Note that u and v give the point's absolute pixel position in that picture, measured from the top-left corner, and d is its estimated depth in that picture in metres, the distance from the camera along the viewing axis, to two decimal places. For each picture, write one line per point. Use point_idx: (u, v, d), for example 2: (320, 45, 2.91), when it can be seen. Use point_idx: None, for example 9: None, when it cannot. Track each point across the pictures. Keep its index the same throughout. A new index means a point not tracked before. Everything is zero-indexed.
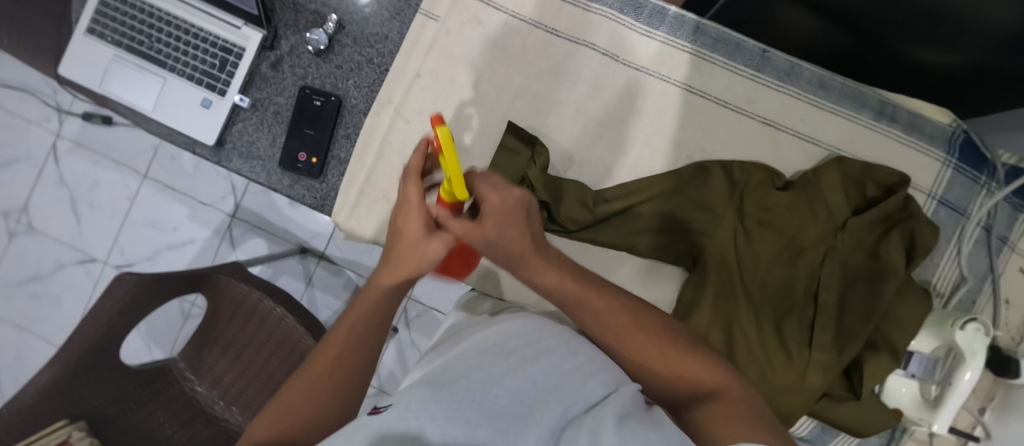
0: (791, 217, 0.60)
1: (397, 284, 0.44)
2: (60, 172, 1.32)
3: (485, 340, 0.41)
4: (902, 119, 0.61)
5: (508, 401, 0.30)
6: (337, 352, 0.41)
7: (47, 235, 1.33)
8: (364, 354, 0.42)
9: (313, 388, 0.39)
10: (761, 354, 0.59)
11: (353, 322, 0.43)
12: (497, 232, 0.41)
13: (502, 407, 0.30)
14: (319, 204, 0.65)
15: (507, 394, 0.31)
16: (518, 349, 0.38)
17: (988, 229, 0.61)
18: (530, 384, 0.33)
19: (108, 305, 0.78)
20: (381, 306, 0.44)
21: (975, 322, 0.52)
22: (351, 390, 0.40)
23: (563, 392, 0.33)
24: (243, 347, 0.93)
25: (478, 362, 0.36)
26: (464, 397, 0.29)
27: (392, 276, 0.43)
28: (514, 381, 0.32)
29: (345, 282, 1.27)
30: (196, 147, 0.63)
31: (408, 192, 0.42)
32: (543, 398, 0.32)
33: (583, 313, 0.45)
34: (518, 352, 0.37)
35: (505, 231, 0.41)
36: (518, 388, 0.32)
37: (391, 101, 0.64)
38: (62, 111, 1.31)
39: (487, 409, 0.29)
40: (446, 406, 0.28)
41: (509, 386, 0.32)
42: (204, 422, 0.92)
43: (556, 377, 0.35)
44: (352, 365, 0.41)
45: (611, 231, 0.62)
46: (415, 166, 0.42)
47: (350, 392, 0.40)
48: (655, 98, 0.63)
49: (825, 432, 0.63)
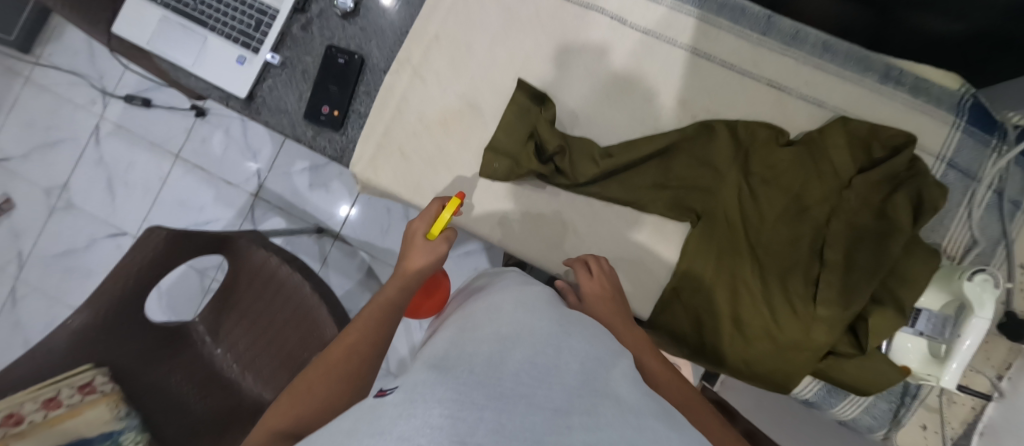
0: (796, 173, 0.61)
1: (403, 284, 0.57)
2: (100, 152, 1.40)
3: (479, 328, 0.42)
4: (908, 82, 0.62)
5: (509, 382, 0.30)
6: (352, 339, 0.52)
7: (85, 211, 1.40)
8: (373, 342, 0.52)
9: (331, 368, 0.49)
10: (766, 311, 0.60)
11: (370, 313, 0.55)
12: (595, 300, 0.56)
13: (506, 389, 0.30)
14: (339, 155, 0.69)
15: (507, 377, 0.31)
16: (513, 335, 0.38)
17: (999, 192, 0.61)
18: (529, 366, 0.33)
19: (139, 256, 0.84)
20: (394, 299, 0.56)
21: (984, 273, 0.51)
22: (363, 372, 0.49)
23: (559, 373, 0.33)
24: (258, 315, 0.95)
25: (475, 350, 0.36)
26: (469, 380, 0.30)
27: (402, 278, 0.58)
28: (511, 365, 0.33)
29: (358, 263, 1.31)
30: (230, 101, 0.69)
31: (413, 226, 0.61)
32: (540, 377, 0.32)
33: (653, 369, 0.50)
34: (514, 338, 0.38)
35: (604, 295, 0.57)
36: (518, 370, 0.32)
37: (409, 61, 0.66)
38: (107, 94, 1.40)
39: (491, 391, 0.29)
40: (453, 389, 0.29)
41: (509, 369, 0.32)
42: (220, 385, 0.93)
43: (552, 358, 0.35)
44: (367, 348, 0.51)
45: (616, 186, 0.64)
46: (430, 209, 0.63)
47: (359, 377, 0.49)
48: (663, 60, 0.65)
49: (830, 394, 0.62)
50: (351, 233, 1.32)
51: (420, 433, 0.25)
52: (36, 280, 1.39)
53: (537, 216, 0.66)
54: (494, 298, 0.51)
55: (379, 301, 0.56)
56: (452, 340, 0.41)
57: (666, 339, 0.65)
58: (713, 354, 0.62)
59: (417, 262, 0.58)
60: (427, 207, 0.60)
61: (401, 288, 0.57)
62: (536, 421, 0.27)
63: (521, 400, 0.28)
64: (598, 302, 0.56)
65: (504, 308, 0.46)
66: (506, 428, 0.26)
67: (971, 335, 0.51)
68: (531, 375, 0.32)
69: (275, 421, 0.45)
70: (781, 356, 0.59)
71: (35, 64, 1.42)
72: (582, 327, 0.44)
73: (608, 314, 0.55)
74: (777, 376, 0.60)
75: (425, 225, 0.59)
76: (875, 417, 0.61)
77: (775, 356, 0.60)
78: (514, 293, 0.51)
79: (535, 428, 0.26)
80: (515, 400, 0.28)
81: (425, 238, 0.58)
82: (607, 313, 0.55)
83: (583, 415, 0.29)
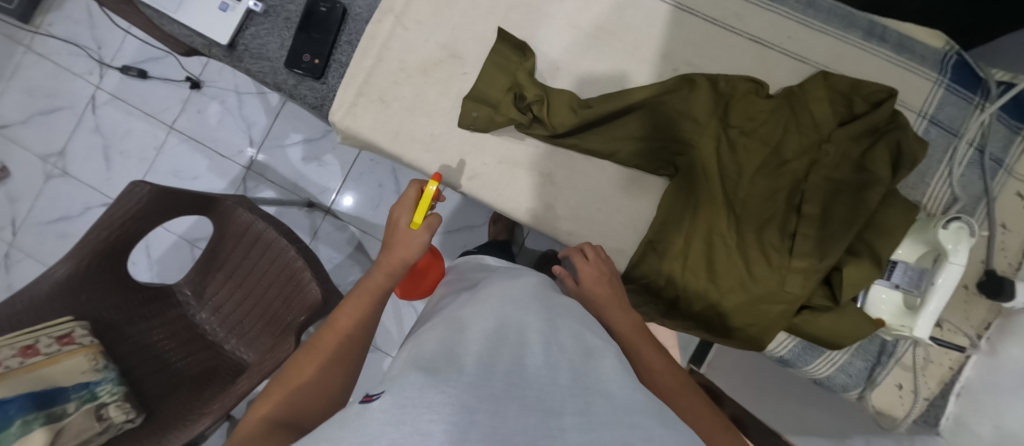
0: (774, 127, 0.61)
1: (392, 270, 0.57)
2: (97, 120, 1.37)
3: (465, 325, 0.44)
4: (891, 39, 0.62)
5: (502, 384, 0.33)
6: (343, 322, 0.52)
7: (78, 179, 1.36)
8: (363, 322, 0.53)
9: (325, 354, 0.49)
10: (741, 262, 0.61)
11: (358, 297, 0.55)
12: (592, 283, 0.58)
13: (497, 390, 0.32)
14: (319, 104, 0.70)
15: (499, 377, 0.34)
16: (500, 332, 0.41)
17: (981, 150, 0.60)
18: (519, 368, 0.36)
19: (122, 210, 0.78)
20: (382, 285, 0.57)
21: (959, 221, 0.51)
22: (355, 355, 0.51)
23: (550, 374, 0.36)
24: (245, 276, 0.93)
25: (465, 349, 0.38)
26: (461, 383, 0.32)
27: (387, 267, 0.57)
28: (503, 366, 0.35)
29: (349, 237, 1.31)
30: (211, 48, 0.69)
31: (397, 212, 0.59)
32: (531, 379, 0.35)
33: (638, 365, 0.51)
34: (501, 335, 0.40)
35: (594, 287, 0.58)
36: (508, 372, 0.35)
37: (392, 10, 0.67)
38: (104, 65, 1.37)
39: (483, 392, 0.31)
40: (445, 392, 0.31)
41: (500, 370, 0.35)
42: (201, 346, 0.92)
43: (542, 359, 0.37)
44: (355, 328, 0.52)
45: (595, 138, 0.64)
46: (410, 194, 0.60)
47: (351, 359, 0.51)
48: (645, 13, 0.66)
49: (806, 352, 0.64)
50: (342, 207, 1.31)
51: (408, 439, 0.27)
52: (28, 246, 1.36)
53: (517, 170, 0.67)
54: (489, 288, 0.53)
55: (365, 289, 0.56)
56: (439, 334, 0.43)
57: (640, 293, 0.65)
58: (689, 310, 0.64)
59: (403, 249, 0.58)
60: (407, 194, 0.60)
61: (389, 274, 0.57)
62: (525, 423, 0.29)
63: (514, 401, 0.31)
64: (591, 291, 0.58)
65: (490, 302, 0.48)
66: (497, 432, 0.28)
67: (938, 298, 0.51)
68: (522, 375, 0.35)
69: (260, 410, 0.46)
70: (753, 308, 0.60)
71: (36, 33, 1.38)
72: (569, 317, 0.46)
73: (604, 298, 0.58)
74: (751, 330, 0.61)
75: (407, 212, 0.59)
76: (850, 375, 0.63)
77: (748, 309, 0.60)
78: (501, 287, 0.52)
79: (525, 429, 0.29)
80: (508, 403, 0.31)
81: (412, 221, 0.58)
82: (603, 296, 0.58)
83: (576, 415, 0.32)
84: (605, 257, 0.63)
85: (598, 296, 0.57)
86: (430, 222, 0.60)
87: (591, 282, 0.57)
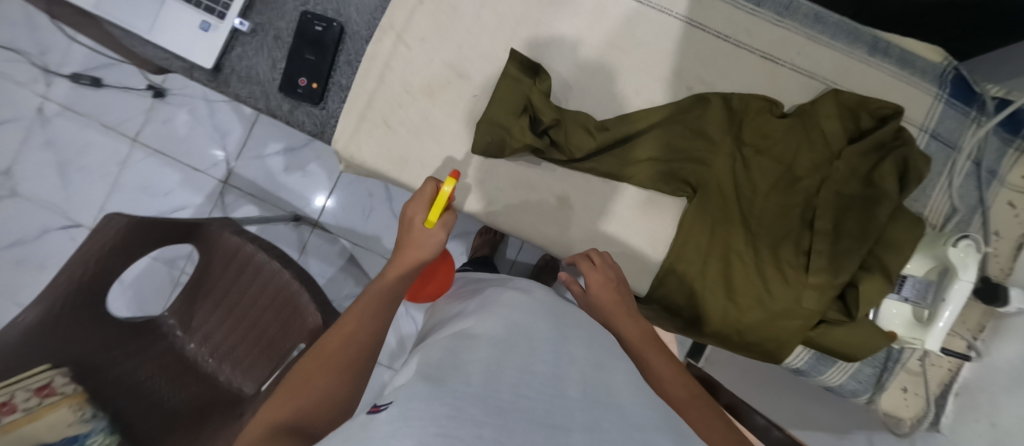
0: (789, 143, 0.61)
1: (406, 272, 0.54)
2: (47, 134, 1.25)
3: (473, 332, 0.42)
4: (894, 54, 0.63)
5: (507, 395, 0.32)
6: (351, 327, 0.48)
7: (31, 200, 1.25)
8: (373, 325, 0.49)
9: (328, 358, 0.45)
10: (759, 280, 0.62)
11: (368, 301, 0.51)
12: (599, 290, 0.57)
13: (504, 401, 0.31)
14: (318, 131, 0.66)
15: (506, 387, 0.33)
16: (508, 339, 0.40)
17: (976, 163, 0.63)
18: (528, 374, 0.35)
19: (94, 247, 0.74)
20: (391, 287, 0.53)
21: (967, 239, 0.54)
22: (364, 361, 0.46)
23: (559, 384, 0.35)
24: (233, 303, 0.87)
25: (472, 356, 0.37)
26: (466, 394, 0.31)
27: (401, 267, 0.54)
28: (510, 374, 0.34)
29: (339, 250, 1.26)
30: (194, 71, 0.63)
31: (411, 209, 0.56)
32: (539, 387, 0.34)
33: (646, 371, 0.51)
34: (510, 342, 0.39)
35: (602, 294, 0.57)
36: (519, 382, 0.34)
37: (392, 27, 0.63)
38: (50, 72, 1.24)
39: (488, 405, 0.30)
40: (450, 403, 0.30)
41: (507, 380, 0.33)
42: (194, 378, 0.85)
43: (551, 365, 0.37)
44: (363, 333, 0.48)
45: (611, 159, 0.63)
46: (427, 190, 0.56)
47: (361, 366, 0.46)
48: (655, 26, 0.64)
49: (820, 363, 0.66)
50: (330, 219, 1.26)
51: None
52: None
53: (527, 189, 0.65)
54: (502, 297, 0.52)
55: (372, 293, 0.53)
56: (445, 346, 0.42)
57: (660, 312, 0.66)
58: (710, 328, 0.64)
59: (416, 250, 0.55)
60: (424, 190, 0.56)
61: (400, 277, 0.54)
62: (532, 438, 0.28)
63: (521, 415, 0.30)
64: (598, 297, 0.57)
65: (500, 312, 0.46)
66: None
67: (948, 314, 0.53)
68: (532, 384, 0.34)
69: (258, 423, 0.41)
70: (772, 325, 0.61)
71: None
72: (579, 329, 0.45)
73: (610, 304, 0.57)
74: (769, 344, 0.62)
75: (422, 210, 0.55)
76: (860, 382, 0.66)
77: (767, 325, 0.61)
78: (511, 297, 0.51)
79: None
80: (514, 414, 0.30)
81: (428, 218, 0.55)
82: (609, 302, 0.57)
83: (585, 432, 0.30)
84: (613, 264, 0.62)
85: (604, 302, 0.56)
86: (446, 220, 0.56)
87: (598, 289, 0.56)
